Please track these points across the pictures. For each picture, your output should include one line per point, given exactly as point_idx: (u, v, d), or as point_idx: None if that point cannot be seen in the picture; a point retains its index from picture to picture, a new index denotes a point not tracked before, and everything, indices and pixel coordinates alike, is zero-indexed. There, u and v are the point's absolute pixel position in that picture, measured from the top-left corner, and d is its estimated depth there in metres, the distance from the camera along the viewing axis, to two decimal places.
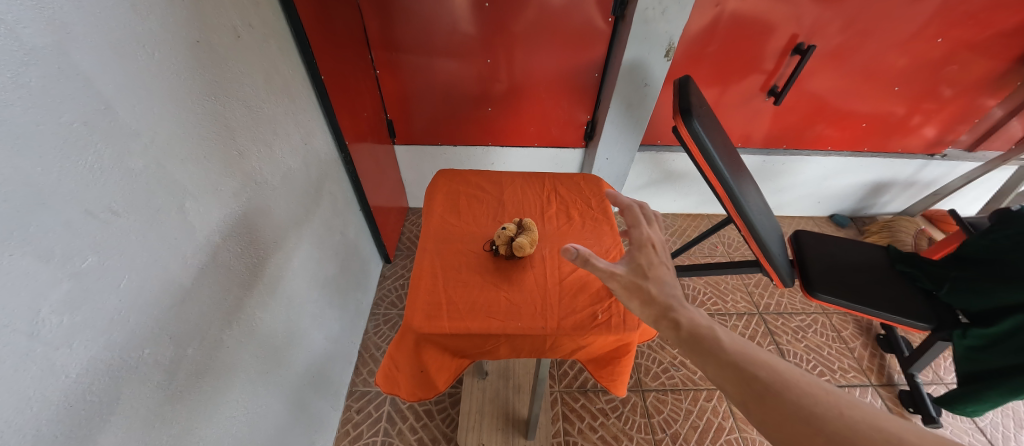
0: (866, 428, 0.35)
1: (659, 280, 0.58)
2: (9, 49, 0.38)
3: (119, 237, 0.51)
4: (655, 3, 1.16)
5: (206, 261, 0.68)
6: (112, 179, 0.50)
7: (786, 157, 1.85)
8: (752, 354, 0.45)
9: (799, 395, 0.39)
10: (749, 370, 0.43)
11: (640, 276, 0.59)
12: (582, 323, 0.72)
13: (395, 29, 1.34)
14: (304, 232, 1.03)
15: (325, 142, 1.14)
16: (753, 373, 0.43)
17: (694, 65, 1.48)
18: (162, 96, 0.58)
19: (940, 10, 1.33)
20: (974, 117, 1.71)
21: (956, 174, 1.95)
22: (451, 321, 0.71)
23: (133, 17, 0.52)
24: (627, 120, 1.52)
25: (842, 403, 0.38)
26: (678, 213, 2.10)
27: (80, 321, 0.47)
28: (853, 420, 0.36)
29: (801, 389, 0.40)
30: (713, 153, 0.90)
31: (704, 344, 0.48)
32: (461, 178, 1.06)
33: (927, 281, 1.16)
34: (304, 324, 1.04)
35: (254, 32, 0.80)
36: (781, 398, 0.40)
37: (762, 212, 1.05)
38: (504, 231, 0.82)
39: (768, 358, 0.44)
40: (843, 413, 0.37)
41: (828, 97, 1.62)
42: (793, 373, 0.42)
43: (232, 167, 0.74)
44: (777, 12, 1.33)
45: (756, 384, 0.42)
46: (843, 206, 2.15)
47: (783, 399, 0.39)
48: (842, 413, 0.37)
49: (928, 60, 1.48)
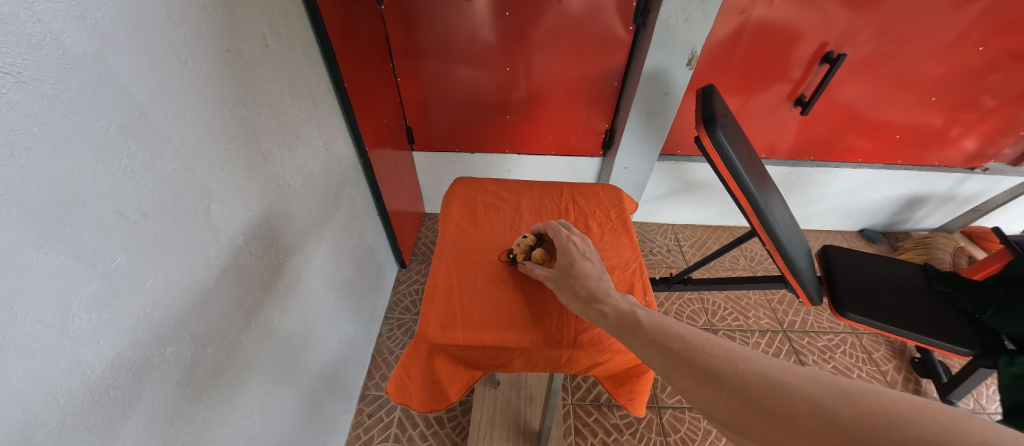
0: (756, 375, 0.38)
1: (586, 277, 0.66)
2: (52, 57, 0.40)
3: (148, 238, 0.53)
4: (677, 11, 1.14)
5: (228, 263, 0.69)
6: (143, 181, 0.52)
7: (812, 169, 1.79)
8: (667, 328, 0.50)
9: (703, 357, 0.42)
10: (663, 341, 0.48)
11: (568, 277, 0.69)
12: (599, 339, 0.70)
13: (417, 37, 1.37)
14: (323, 236, 1.04)
15: (346, 147, 1.16)
16: (668, 345, 0.47)
17: (717, 74, 1.45)
18: (193, 102, 0.59)
19: (982, 18, 1.27)
20: (1020, 130, 1.61)
21: (1000, 189, 1.84)
22: (465, 332, 0.71)
23: (169, 27, 0.55)
24: (646, 129, 1.49)
25: (738, 357, 0.41)
26: (698, 225, 2.05)
27: (108, 318, 0.48)
28: (747, 370, 0.39)
29: (705, 351, 0.43)
30: (738, 164, 0.87)
31: (629, 328, 0.54)
32: (479, 186, 1.06)
33: (969, 303, 1.08)
34: (320, 326, 1.05)
35: (282, 41, 0.82)
36: (689, 361, 0.43)
37: (789, 226, 1.01)
38: (523, 241, 0.83)
39: (682, 330, 0.48)
40: (739, 366, 0.39)
41: (859, 106, 1.56)
42: (701, 338, 0.46)
43: (256, 171, 0.75)
44: (806, 20, 1.29)
45: (670, 354, 0.46)
46: (874, 220, 2.05)
47: (690, 363, 0.43)
48: (738, 367, 0.39)
49: (969, 68, 1.41)
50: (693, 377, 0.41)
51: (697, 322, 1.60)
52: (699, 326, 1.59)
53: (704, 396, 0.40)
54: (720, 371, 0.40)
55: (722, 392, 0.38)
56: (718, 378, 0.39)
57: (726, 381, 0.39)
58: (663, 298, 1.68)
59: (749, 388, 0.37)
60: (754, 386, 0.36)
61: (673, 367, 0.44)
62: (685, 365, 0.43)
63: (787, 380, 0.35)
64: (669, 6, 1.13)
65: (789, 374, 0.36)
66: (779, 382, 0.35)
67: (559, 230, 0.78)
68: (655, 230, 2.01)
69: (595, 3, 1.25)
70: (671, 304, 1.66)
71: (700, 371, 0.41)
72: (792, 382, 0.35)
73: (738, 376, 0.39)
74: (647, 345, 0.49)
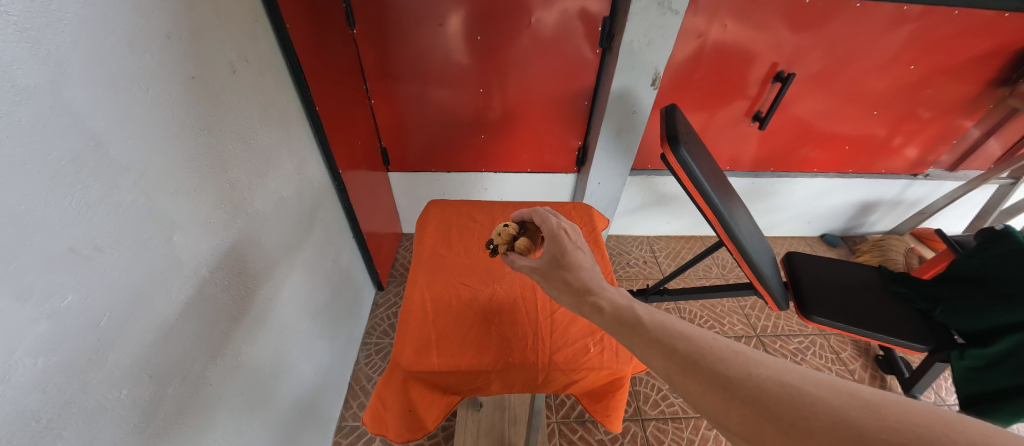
0: (772, 382, 0.35)
1: (578, 270, 0.62)
2: (2, 90, 0.38)
3: (102, 274, 0.50)
4: (639, 35, 1.22)
5: (193, 295, 0.66)
6: (97, 215, 0.49)
7: (773, 179, 1.90)
8: (670, 326, 0.46)
9: (715, 361, 0.39)
10: (667, 341, 0.44)
11: (558, 267, 0.64)
12: (573, 356, 0.72)
13: (390, 61, 1.39)
14: (296, 262, 1.02)
15: (319, 170, 1.14)
16: (671, 345, 0.44)
17: (680, 92, 1.53)
18: (154, 131, 0.58)
19: (910, 39, 1.40)
20: (953, 138, 1.77)
21: (940, 193, 2.00)
22: (441, 358, 0.70)
23: (130, 56, 0.53)
24: (617, 146, 1.55)
25: (752, 362, 0.38)
26: (672, 235, 2.11)
27: (57, 362, 0.45)
28: (761, 376, 0.36)
29: (714, 352, 0.41)
30: (701, 179, 0.92)
31: (628, 325, 0.50)
32: (453, 207, 1.09)
33: (921, 301, 1.16)
34: (292, 355, 1.01)
35: (250, 67, 0.81)
36: (696, 364, 0.40)
37: (753, 236, 1.06)
38: (506, 229, 0.84)
39: (687, 328, 0.45)
40: (753, 371, 0.37)
41: (811, 120, 1.67)
42: (708, 338, 0.43)
43: (223, 199, 0.73)
44: (758, 42, 1.39)
45: (675, 355, 0.43)
46: (833, 226, 2.18)
47: (697, 365, 0.40)
48: (751, 371, 0.37)
49: (903, 84, 1.55)
50: (700, 382, 0.38)
51: None
52: None
53: (713, 402, 0.37)
54: (732, 376, 0.37)
55: (735, 400, 0.36)
56: (731, 384, 0.37)
57: (739, 387, 0.36)
58: None
59: (765, 396, 0.34)
60: (772, 396, 0.34)
61: (679, 370, 0.41)
62: (692, 367, 0.40)
63: (809, 390, 0.33)
64: (632, 31, 1.20)
65: (812, 384, 0.34)
66: (800, 392, 0.33)
67: (548, 218, 0.73)
68: (632, 243, 2.06)
69: (563, 28, 1.31)
70: None
71: (710, 375, 0.38)
72: (816, 393, 0.33)
73: (752, 382, 0.36)
74: (649, 343, 0.46)
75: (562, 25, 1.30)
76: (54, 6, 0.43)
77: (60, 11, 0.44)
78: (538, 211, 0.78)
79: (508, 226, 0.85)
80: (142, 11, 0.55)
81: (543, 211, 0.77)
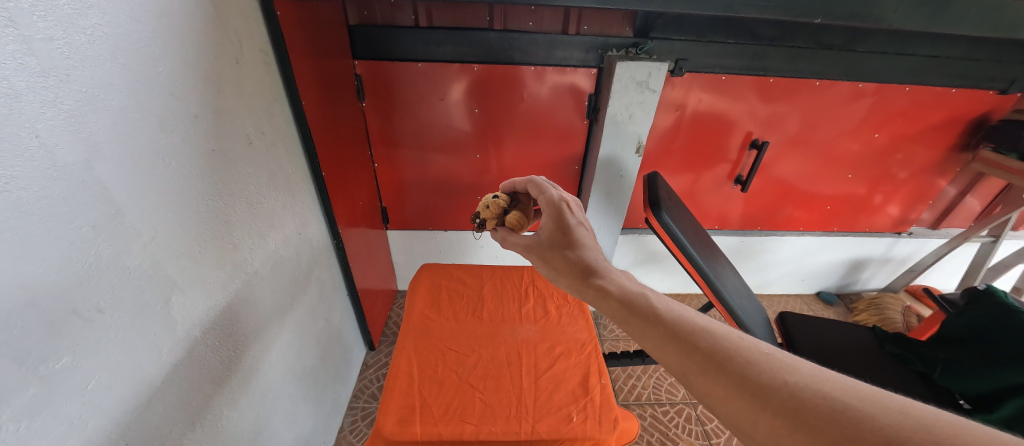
0: (808, 392, 0.40)
1: (578, 249, 0.74)
2: (42, 167, 0.43)
3: (98, 336, 0.51)
4: (621, 109, 1.35)
5: (181, 357, 0.66)
6: (105, 278, 0.52)
7: (762, 237, 1.94)
8: (688, 323, 0.53)
9: (746, 366, 0.45)
10: (691, 339, 0.50)
11: (562, 246, 0.75)
12: (556, 425, 0.87)
13: (395, 130, 1.52)
14: (287, 321, 1.02)
15: (320, 230, 1.20)
16: (693, 343, 0.50)
17: (663, 158, 1.65)
18: (171, 199, 0.62)
19: (870, 111, 1.55)
20: (929, 197, 1.85)
21: (926, 250, 2.03)
22: (422, 425, 0.86)
23: (159, 134, 0.59)
24: (607, 208, 1.63)
25: (786, 371, 0.43)
26: (667, 293, 2.12)
27: (36, 427, 0.45)
28: (796, 386, 0.41)
29: (741, 356, 0.46)
30: (684, 241, 1.01)
31: (643, 316, 0.57)
32: (443, 271, 1.33)
33: (919, 363, 1.14)
34: (274, 422, 0.97)
35: (265, 138, 0.90)
36: (724, 367, 0.46)
37: (741, 295, 1.12)
38: (495, 202, 0.99)
39: (709, 328, 0.51)
40: (786, 379, 0.42)
41: (791, 181, 1.77)
42: (735, 341, 0.48)
43: (224, 259, 0.77)
44: (731, 113, 1.52)
45: (699, 353, 0.48)
46: (827, 283, 2.18)
47: (725, 368, 0.45)
48: (785, 380, 0.42)
49: (871, 149, 1.67)
50: (729, 387, 0.44)
51: (676, 395, 1.59)
52: (678, 400, 1.58)
53: (740, 406, 0.42)
54: (765, 384, 0.42)
55: (767, 410, 0.41)
56: (763, 391, 0.42)
57: (772, 396, 0.41)
58: (640, 372, 1.68)
59: (801, 405, 0.39)
60: (809, 405, 0.39)
61: (704, 371, 0.46)
62: (719, 370, 0.45)
63: (848, 403, 0.38)
64: (615, 105, 1.33)
65: (846, 395, 0.39)
66: (840, 405, 0.38)
67: (547, 192, 0.85)
68: None
69: (553, 102, 1.46)
70: (649, 378, 1.66)
71: (739, 380, 0.44)
72: (853, 404, 0.38)
73: (786, 390, 0.41)
74: (671, 339, 0.51)
75: (552, 100, 1.45)
76: (102, 95, 0.49)
77: (107, 99, 0.50)
78: (534, 181, 0.92)
79: (498, 199, 0.99)
80: (176, 95, 0.62)
81: (539, 181, 0.91)
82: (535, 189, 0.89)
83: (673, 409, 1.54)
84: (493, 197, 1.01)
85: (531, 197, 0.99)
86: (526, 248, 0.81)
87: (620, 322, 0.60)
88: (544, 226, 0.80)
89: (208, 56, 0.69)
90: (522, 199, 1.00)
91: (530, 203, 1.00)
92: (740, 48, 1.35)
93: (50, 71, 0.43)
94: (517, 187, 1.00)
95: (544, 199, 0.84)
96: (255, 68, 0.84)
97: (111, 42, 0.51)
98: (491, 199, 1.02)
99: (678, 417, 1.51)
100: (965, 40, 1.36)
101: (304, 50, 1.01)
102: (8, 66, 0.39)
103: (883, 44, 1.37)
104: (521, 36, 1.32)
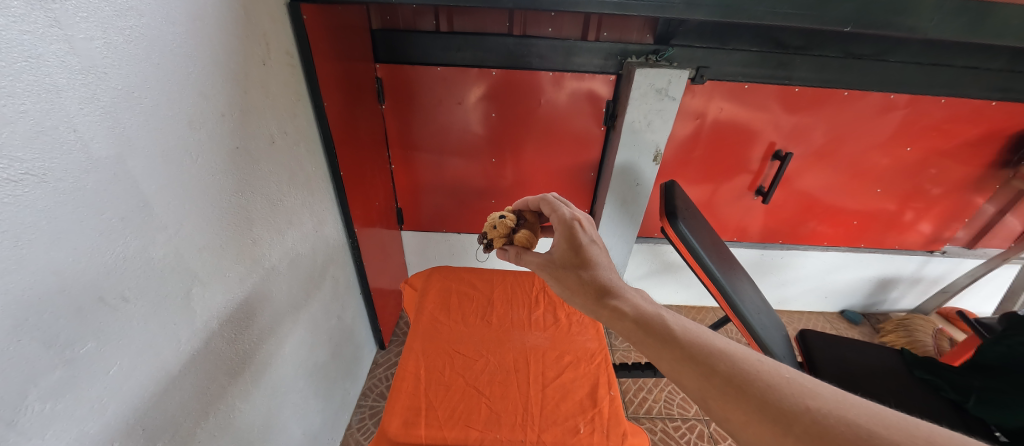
0: (832, 419, 0.40)
1: (591, 268, 0.72)
2: (77, 160, 0.45)
3: (122, 324, 0.53)
4: (640, 117, 1.33)
5: (199, 348, 0.68)
6: (131, 268, 0.54)
7: (782, 251, 1.88)
8: (707, 344, 0.52)
9: (768, 391, 0.44)
10: (709, 361, 0.50)
11: (574, 266, 0.73)
12: (561, 435, 0.86)
13: (412, 133, 1.54)
14: (301, 318, 1.04)
15: (336, 228, 1.22)
16: (712, 365, 0.49)
17: (682, 166, 1.62)
18: (197, 194, 0.65)
19: (902, 124, 1.48)
20: (966, 215, 1.76)
21: (961, 271, 1.93)
22: (427, 429, 0.86)
23: (187, 130, 0.61)
24: (622, 216, 1.61)
25: (808, 397, 0.43)
26: (682, 306, 2.07)
27: (60, 409, 0.46)
28: (819, 412, 0.41)
29: (763, 380, 0.46)
30: (701, 252, 0.99)
31: (658, 336, 0.56)
32: (453, 274, 1.34)
33: (951, 391, 1.11)
34: (283, 416, 0.98)
35: (287, 137, 0.92)
36: (743, 391, 0.45)
37: (758, 311, 1.08)
38: (505, 221, 0.98)
39: (727, 350, 0.50)
40: (809, 404, 0.42)
41: (815, 195, 1.71)
42: (754, 363, 0.48)
43: (244, 254, 0.79)
44: (755, 122, 1.48)
45: (717, 376, 0.48)
46: (851, 301, 2.09)
47: (745, 392, 0.45)
48: (807, 405, 0.42)
49: (903, 164, 1.60)
50: (748, 411, 0.44)
51: (688, 411, 1.54)
52: (691, 416, 1.53)
53: (762, 432, 0.42)
54: (788, 409, 0.42)
55: (790, 437, 0.40)
56: (786, 417, 0.42)
57: (794, 422, 0.41)
58: (651, 384, 1.64)
59: (826, 431, 0.39)
60: (834, 431, 0.39)
61: (720, 396, 0.46)
62: (740, 394, 0.45)
63: (875, 431, 0.38)
64: (633, 113, 1.32)
65: (870, 422, 0.39)
66: (866, 433, 0.38)
67: (559, 209, 0.85)
68: None
69: (571, 108, 1.45)
70: (660, 391, 1.62)
71: (761, 404, 0.44)
72: (880, 432, 0.38)
73: (809, 417, 0.41)
74: (687, 363, 0.51)
75: (570, 105, 1.45)
76: (136, 93, 0.52)
77: (141, 97, 0.52)
78: (547, 199, 0.93)
79: (505, 218, 0.99)
80: (204, 94, 0.64)
81: (551, 199, 0.91)
82: (547, 206, 0.89)
83: (685, 424, 1.50)
84: (500, 217, 1.00)
85: (536, 216, 1.02)
86: (539, 265, 0.79)
87: (636, 343, 0.58)
88: (557, 244, 0.78)
89: (237, 57, 0.72)
90: (526, 218, 1.02)
91: (535, 222, 1.02)
92: (765, 56, 1.33)
93: (90, 69, 0.45)
94: (528, 204, 1.02)
95: (556, 217, 0.83)
96: (280, 70, 0.87)
97: (147, 42, 0.53)
98: (497, 218, 1.01)
99: (690, 433, 1.47)
100: (1007, 51, 1.30)
101: (327, 52, 1.03)
102: (50, 64, 0.41)
103: (918, 54, 1.32)
104: (540, 42, 1.32)
